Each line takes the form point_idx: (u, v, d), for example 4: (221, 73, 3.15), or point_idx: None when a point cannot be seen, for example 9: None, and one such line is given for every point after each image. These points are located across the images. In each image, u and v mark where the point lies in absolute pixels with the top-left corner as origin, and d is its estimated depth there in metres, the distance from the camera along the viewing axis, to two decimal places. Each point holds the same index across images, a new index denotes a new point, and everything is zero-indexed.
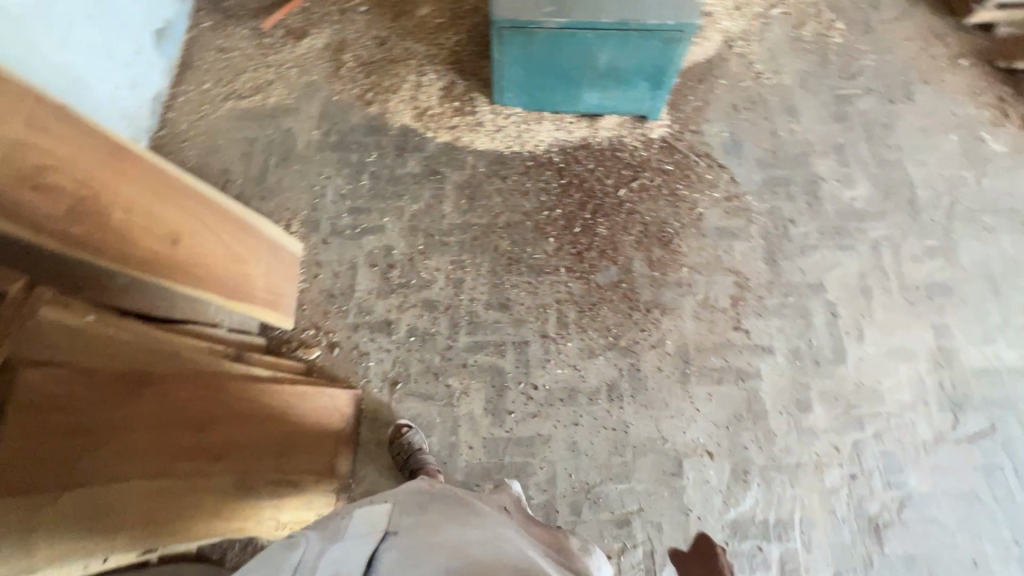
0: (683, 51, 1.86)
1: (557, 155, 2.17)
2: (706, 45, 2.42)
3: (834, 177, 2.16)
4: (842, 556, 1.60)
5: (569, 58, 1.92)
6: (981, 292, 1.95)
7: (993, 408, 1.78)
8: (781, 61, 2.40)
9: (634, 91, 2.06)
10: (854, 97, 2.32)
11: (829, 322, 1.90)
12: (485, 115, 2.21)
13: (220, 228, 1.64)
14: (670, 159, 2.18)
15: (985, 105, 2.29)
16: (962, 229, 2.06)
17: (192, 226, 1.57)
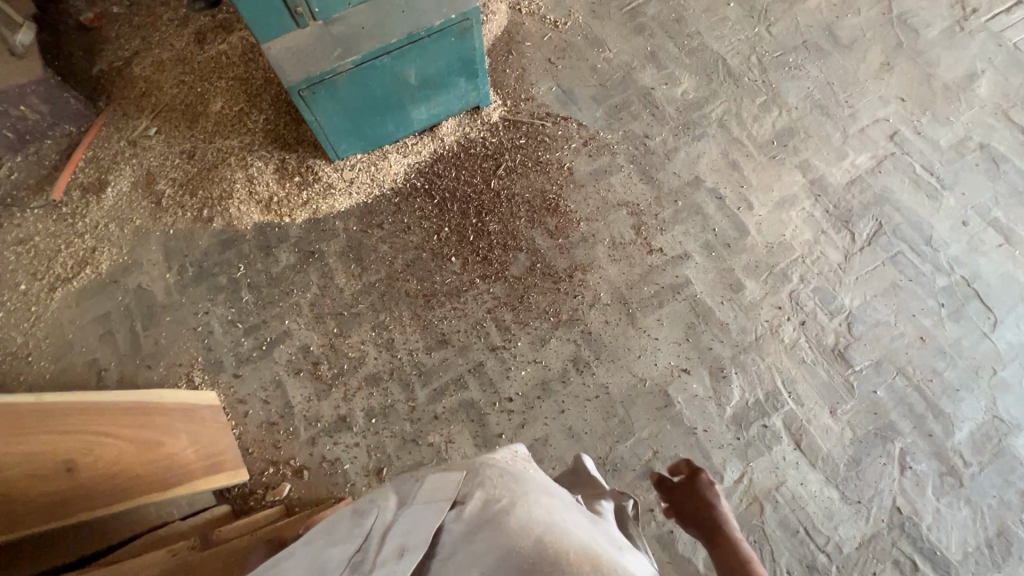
0: (478, 34, 1.88)
1: (418, 179, 2.14)
2: (498, 16, 2.47)
3: (661, 83, 2.29)
4: (830, 392, 1.73)
5: (380, 86, 1.85)
6: (817, 120, 2.17)
7: (873, 209, 1.99)
8: (567, 3, 2.50)
9: (455, 89, 2.06)
10: (640, 7, 2.47)
11: (719, 206, 2.03)
12: (330, 176, 2.11)
13: (118, 425, 1.43)
14: (519, 134, 2.21)
15: None
16: (778, 75, 2.28)
17: (88, 442, 1.35)
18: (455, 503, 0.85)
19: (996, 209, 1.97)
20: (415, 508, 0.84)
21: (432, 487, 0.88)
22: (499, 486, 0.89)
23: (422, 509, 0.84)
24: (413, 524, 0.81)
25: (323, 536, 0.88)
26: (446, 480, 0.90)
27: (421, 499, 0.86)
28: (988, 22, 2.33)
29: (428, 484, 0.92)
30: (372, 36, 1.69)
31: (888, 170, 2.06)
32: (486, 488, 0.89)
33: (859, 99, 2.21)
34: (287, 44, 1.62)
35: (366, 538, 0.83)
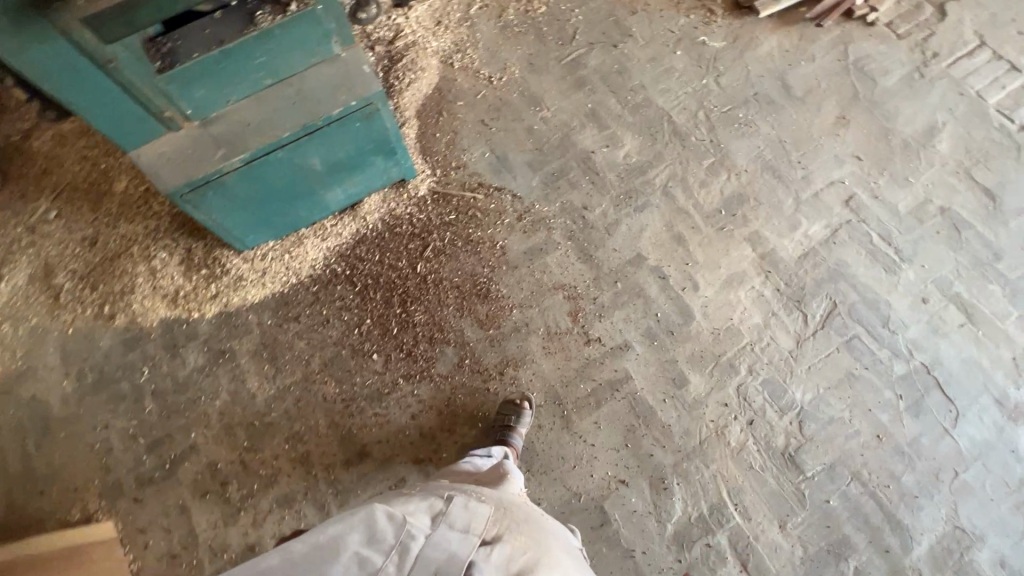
0: (387, 112, 1.69)
1: (339, 265, 1.97)
2: (429, 73, 2.29)
3: (602, 145, 2.13)
4: (779, 502, 1.59)
5: (280, 177, 1.69)
6: (769, 185, 2.02)
7: (827, 286, 1.85)
8: (502, 55, 2.34)
9: (371, 168, 1.89)
10: (581, 57, 2.31)
11: (663, 287, 1.88)
12: (241, 267, 1.94)
13: None
14: (448, 208, 2.05)
15: (690, 10, 2.38)
16: (726, 132, 2.12)
17: None
18: (483, 539, 0.99)
19: (958, 282, 1.83)
20: (447, 529, 0.96)
21: (463, 514, 1.03)
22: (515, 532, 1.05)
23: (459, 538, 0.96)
24: (451, 554, 0.92)
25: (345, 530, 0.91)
26: (476, 512, 1.05)
27: (455, 523, 0.98)
28: (949, 68, 2.18)
29: (460, 510, 1.03)
30: (260, 131, 1.52)
31: (843, 241, 1.91)
32: (506, 532, 1.05)
33: (813, 158, 2.05)
34: (158, 149, 1.45)
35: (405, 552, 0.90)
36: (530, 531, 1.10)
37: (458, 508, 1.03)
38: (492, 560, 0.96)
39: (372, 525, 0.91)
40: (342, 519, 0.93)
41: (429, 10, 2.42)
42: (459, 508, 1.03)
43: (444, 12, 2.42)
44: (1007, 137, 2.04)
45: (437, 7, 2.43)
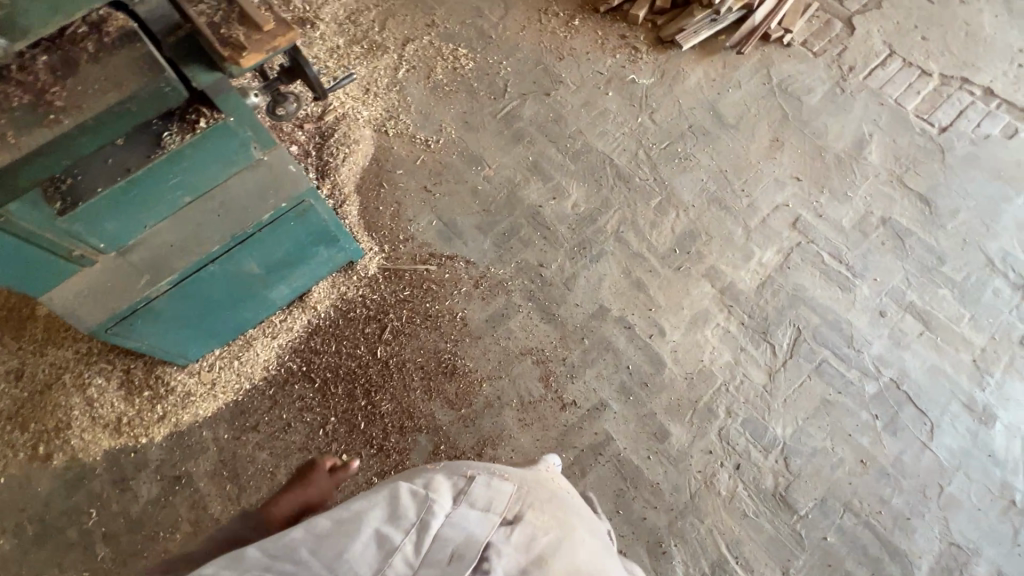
0: (321, 204, 1.61)
1: (294, 362, 1.87)
2: (363, 144, 2.23)
3: (548, 197, 2.11)
4: (778, 547, 1.57)
5: (216, 288, 1.59)
6: (718, 217, 2.03)
7: (789, 313, 1.86)
8: (436, 116, 2.30)
9: (314, 258, 1.80)
10: (515, 109, 2.29)
11: (630, 338, 1.85)
12: (187, 383, 1.80)
13: None
14: (402, 284, 1.98)
15: (615, 50, 2.41)
16: (669, 168, 2.13)
17: None
18: (506, 520, 0.74)
19: (910, 291, 1.87)
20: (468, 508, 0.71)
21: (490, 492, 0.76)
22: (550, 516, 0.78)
23: (481, 518, 0.71)
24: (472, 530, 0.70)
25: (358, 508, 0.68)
26: (500, 489, 0.78)
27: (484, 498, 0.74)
28: (867, 80, 2.26)
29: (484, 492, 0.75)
30: (187, 249, 1.42)
31: (796, 264, 1.93)
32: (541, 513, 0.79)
33: (755, 185, 2.08)
34: (73, 288, 1.33)
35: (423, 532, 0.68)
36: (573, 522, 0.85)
37: (482, 484, 0.77)
38: (514, 544, 0.70)
39: (392, 501, 0.69)
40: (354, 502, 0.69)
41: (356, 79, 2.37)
42: (483, 483, 0.77)
43: (371, 79, 2.38)
44: (929, 141, 2.12)
45: (363, 75, 2.39)
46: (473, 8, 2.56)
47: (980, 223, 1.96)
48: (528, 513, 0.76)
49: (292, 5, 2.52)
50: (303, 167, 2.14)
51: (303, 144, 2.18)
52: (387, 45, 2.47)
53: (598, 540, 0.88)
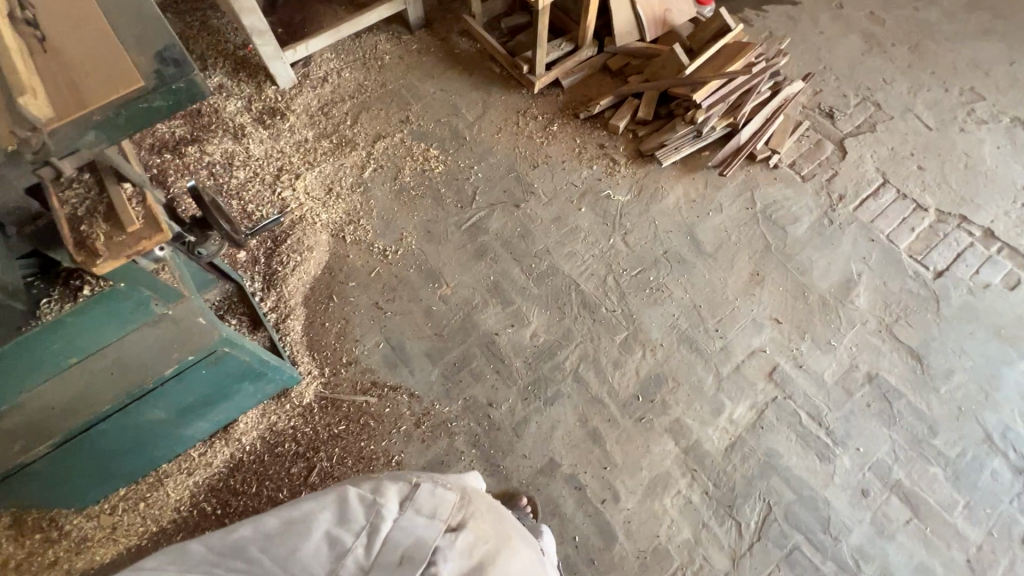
0: (239, 349, 1.47)
1: (209, 503, 1.69)
2: (317, 252, 2.10)
3: (506, 325, 1.95)
4: None
5: (115, 437, 1.43)
6: (688, 361, 1.86)
7: (759, 483, 1.67)
8: (398, 224, 2.18)
9: (237, 395, 1.65)
10: (481, 221, 2.17)
11: (579, 501, 1.67)
12: (84, 526, 1.62)
13: None
14: (337, 417, 1.81)
15: (593, 160, 2.30)
16: (638, 299, 1.98)
17: None
18: (451, 526, 0.83)
19: (897, 467, 1.68)
20: (413, 511, 0.82)
21: (431, 499, 0.85)
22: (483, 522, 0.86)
23: (422, 523, 0.81)
24: (416, 537, 0.79)
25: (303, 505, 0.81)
26: (443, 497, 0.86)
27: (426, 507, 0.83)
28: (857, 211, 2.12)
29: (427, 500, 0.84)
30: (72, 410, 1.26)
31: (771, 424, 1.75)
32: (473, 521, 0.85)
33: (731, 326, 1.92)
34: None
35: (366, 529, 0.79)
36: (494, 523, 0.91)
37: (428, 493, 0.86)
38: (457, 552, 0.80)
39: (339, 505, 0.81)
40: (310, 498, 0.83)
41: (319, 178, 2.27)
42: (428, 491, 0.86)
43: (335, 179, 2.28)
44: (923, 287, 1.95)
45: (328, 173, 2.29)
46: (449, 106, 2.48)
47: (978, 389, 1.78)
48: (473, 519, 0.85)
49: (263, 94, 2.44)
50: (248, 276, 2.01)
51: (252, 250, 2.05)
52: (357, 141, 2.38)
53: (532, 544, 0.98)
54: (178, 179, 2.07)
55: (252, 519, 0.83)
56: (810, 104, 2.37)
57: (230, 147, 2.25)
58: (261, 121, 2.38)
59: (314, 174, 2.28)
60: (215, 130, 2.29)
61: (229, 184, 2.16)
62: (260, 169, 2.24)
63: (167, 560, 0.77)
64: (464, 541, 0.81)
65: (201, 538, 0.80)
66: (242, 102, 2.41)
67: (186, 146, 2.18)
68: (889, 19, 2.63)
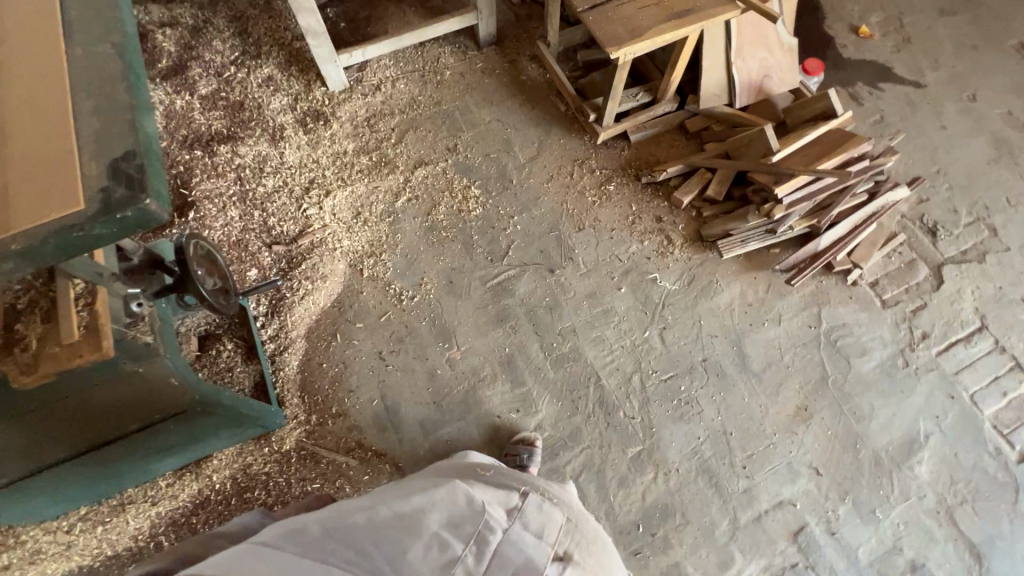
0: (213, 409, 1.37)
1: (167, 538, 1.62)
2: (331, 282, 1.98)
3: (512, 408, 1.78)
4: None
5: (77, 473, 1.35)
6: (703, 496, 1.65)
7: None
8: (421, 266, 2.02)
9: (215, 438, 1.54)
10: (510, 281, 1.98)
11: None
12: (39, 539, 1.57)
13: None
14: (314, 473, 1.71)
15: (645, 234, 2.06)
16: (662, 410, 1.76)
17: None
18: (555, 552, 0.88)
19: None
20: (520, 530, 0.86)
21: (538, 516, 0.91)
22: (586, 554, 0.92)
23: (522, 535, 0.86)
24: (519, 550, 0.83)
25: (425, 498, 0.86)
26: (549, 517, 0.91)
27: (528, 529, 0.87)
28: (940, 357, 1.82)
29: (534, 517, 0.91)
30: (24, 451, 1.21)
31: None
32: (579, 550, 0.92)
33: (761, 465, 1.68)
34: None
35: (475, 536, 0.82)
36: (600, 555, 0.96)
37: (534, 508, 0.93)
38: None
39: (453, 507, 0.84)
40: (428, 496, 0.86)
41: (349, 199, 2.13)
42: (535, 508, 0.92)
43: (366, 202, 2.14)
44: (1003, 470, 1.66)
45: (359, 195, 2.15)
46: (503, 140, 2.28)
47: None
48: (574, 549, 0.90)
49: (311, 94, 2.32)
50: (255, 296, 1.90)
51: (264, 269, 1.94)
52: (397, 163, 2.23)
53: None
54: (204, 180, 1.95)
55: (365, 509, 0.85)
56: (911, 214, 2.05)
57: (265, 150, 2.13)
58: (304, 125, 2.26)
59: (345, 193, 2.14)
60: (254, 127, 2.18)
61: (255, 192, 2.04)
62: (291, 179, 2.12)
63: (291, 535, 0.81)
64: (569, 568, 0.86)
65: (319, 520, 0.83)
66: (288, 99, 2.30)
67: (220, 143, 2.07)
68: None
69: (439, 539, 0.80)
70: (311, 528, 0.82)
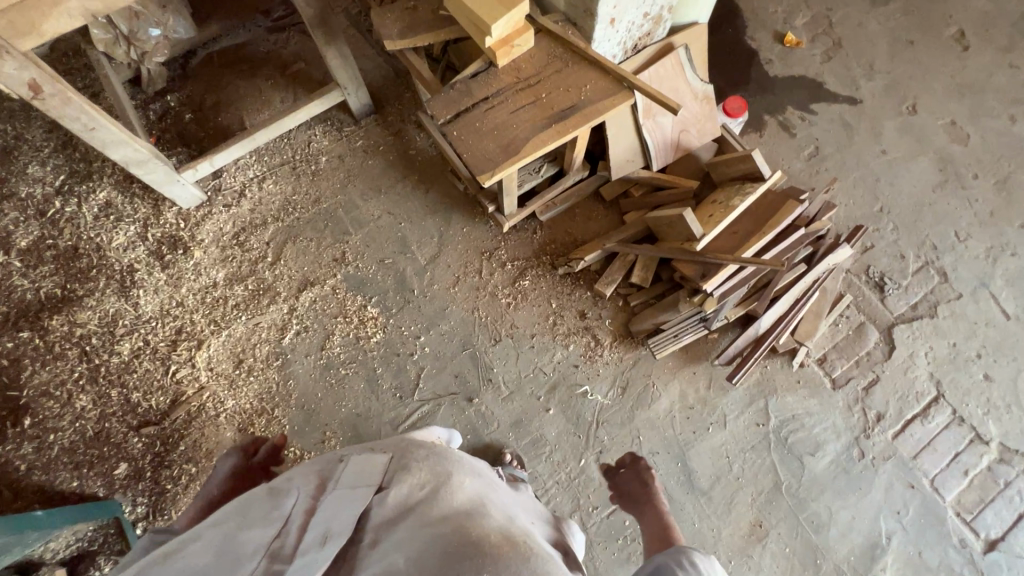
0: None
1: None
2: (219, 457, 1.71)
3: None
4: None
5: None
6: None
7: None
8: (322, 415, 1.77)
9: None
10: (425, 420, 1.75)
11: None
12: None
13: None
14: None
15: (570, 337, 1.82)
16: (607, 553, 1.60)
17: None
18: (378, 488, 0.84)
19: None
20: (336, 492, 0.84)
21: (355, 471, 0.88)
22: (417, 470, 0.87)
23: (343, 495, 0.83)
24: (337, 510, 0.80)
25: (237, 518, 0.84)
26: (371, 463, 0.89)
27: (343, 485, 0.85)
28: (896, 439, 1.67)
29: (348, 473, 0.88)
30: None
31: None
32: (406, 471, 0.87)
33: None
34: None
35: (290, 519, 0.81)
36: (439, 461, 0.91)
37: (350, 469, 0.89)
38: (387, 505, 0.81)
39: (262, 510, 0.84)
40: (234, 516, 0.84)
41: (226, 345, 1.83)
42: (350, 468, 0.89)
43: (248, 345, 1.84)
44: (968, 564, 1.56)
45: (239, 336, 1.84)
46: (397, 239, 1.97)
47: None
48: (399, 474, 0.86)
49: (162, 217, 1.94)
50: (130, 496, 1.63)
51: (135, 460, 1.66)
52: (277, 289, 1.91)
53: (491, 484, 0.96)
54: (37, 373, 1.70)
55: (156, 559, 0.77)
56: (856, 267, 1.85)
57: (113, 306, 1.80)
58: (158, 257, 1.90)
59: (222, 339, 1.83)
60: (96, 277, 1.83)
61: (107, 365, 1.73)
62: (152, 335, 1.79)
63: None
64: (393, 496, 0.82)
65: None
66: (135, 227, 1.92)
67: (53, 313, 1.76)
68: (974, 136, 2.03)
69: (251, 539, 0.79)
70: None
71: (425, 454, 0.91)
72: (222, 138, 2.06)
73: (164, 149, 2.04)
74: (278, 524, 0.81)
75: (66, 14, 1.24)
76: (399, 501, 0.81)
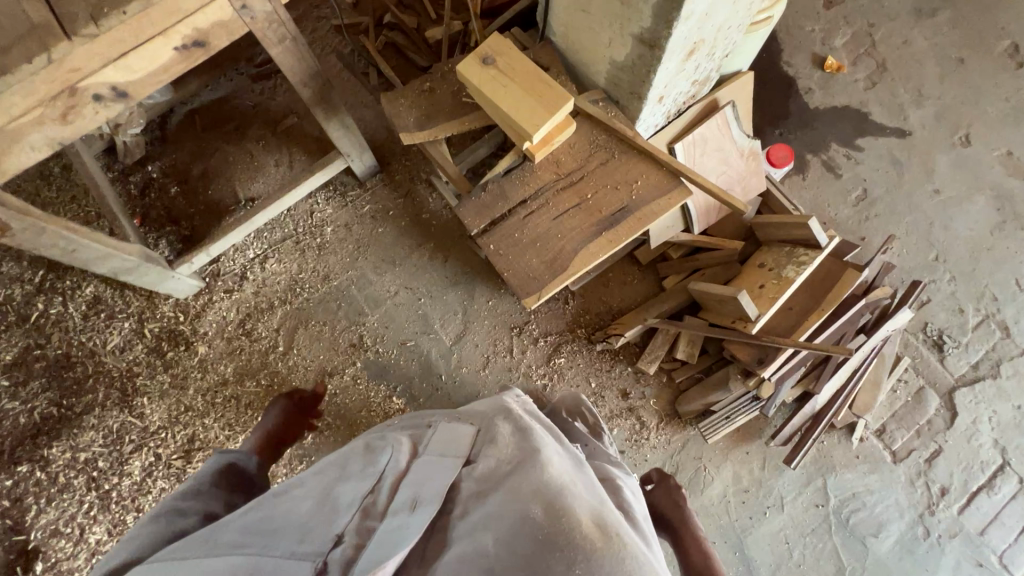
0: None
1: None
2: None
3: None
4: None
5: None
6: None
7: None
8: None
9: None
10: None
11: None
12: None
13: None
14: None
15: (613, 419, 1.71)
16: None
17: None
18: (466, 461, 0.82)
19: None
20: (427, 456, 0.83)
21: (443, 438, 0.86)
22: (503, 446, 0.83)
23: (432, 461, 0.82)
24: (425, 478, 0.78)
25: (335, 469, 0.83)
26: (459, 435, 0.87)
27: (433, 451, 0.84)
28: (962, 513, 1.60)
29: (435, 441, 0.86)
30: None
31: None
32: (493, 446, 0.83)
33: None
34: None
35: (383, 478, 0.79)
36: (528, 437, 0.85)
37: (439, 434, 0.88)
38: (476, 478, 0.78)
39: (359, 467, 0.82)
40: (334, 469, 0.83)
41: None
42: (439, 434, 0.88)
43: None
44: None
45: None
46: (418, 315, 1.82)
47: None
48: (486, 449, 0.82)
49: (157, 310, 1.77)
50: None
51: None
52: (293, 383, 1.76)
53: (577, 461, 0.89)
54: (43, 511, 1.57)
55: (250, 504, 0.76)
56: (913, 326, 1.74)
57: (116, 422, 1.65)
58: (158, 354, 1.74)
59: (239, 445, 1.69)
60: (93, 389, 1.67)
61: (119, 488, 1.60)
62: (163, 449, 1.65)
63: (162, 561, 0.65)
64: (481, 470, 0.79)
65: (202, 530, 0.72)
66: (130, 324, 1.74)
67: (51, 440, 1.62)
68: None
69: (346, 493, 0.76)
70: (196, 536, 0.70)
71: (512, 430, 0.87)
72: (215, 214, 1.87)
73: (151, 231, 1.84)
74: (372, 480, 0.79)
75: (27, 147, 1.04)
76: (486, 474, 0.79)
